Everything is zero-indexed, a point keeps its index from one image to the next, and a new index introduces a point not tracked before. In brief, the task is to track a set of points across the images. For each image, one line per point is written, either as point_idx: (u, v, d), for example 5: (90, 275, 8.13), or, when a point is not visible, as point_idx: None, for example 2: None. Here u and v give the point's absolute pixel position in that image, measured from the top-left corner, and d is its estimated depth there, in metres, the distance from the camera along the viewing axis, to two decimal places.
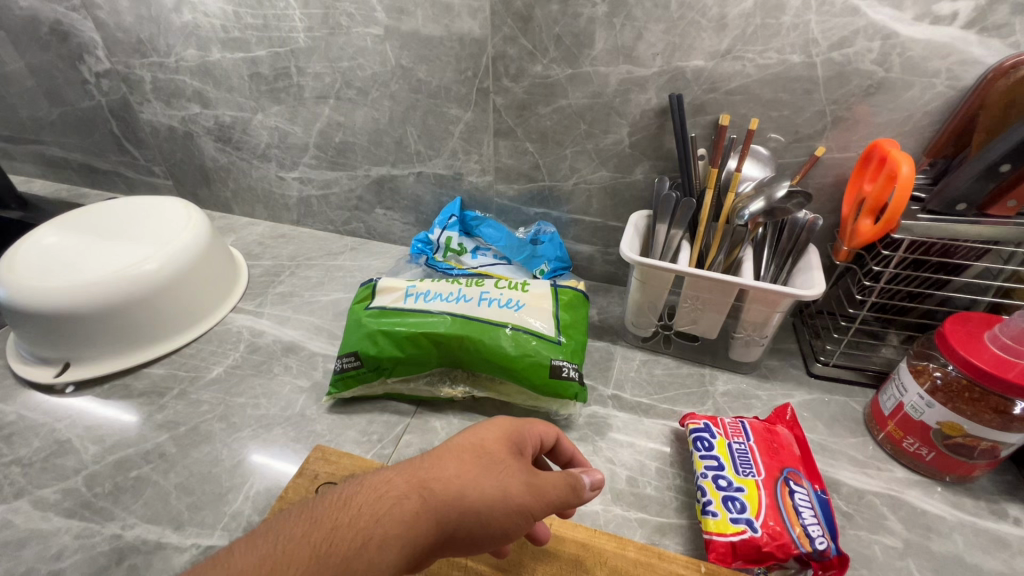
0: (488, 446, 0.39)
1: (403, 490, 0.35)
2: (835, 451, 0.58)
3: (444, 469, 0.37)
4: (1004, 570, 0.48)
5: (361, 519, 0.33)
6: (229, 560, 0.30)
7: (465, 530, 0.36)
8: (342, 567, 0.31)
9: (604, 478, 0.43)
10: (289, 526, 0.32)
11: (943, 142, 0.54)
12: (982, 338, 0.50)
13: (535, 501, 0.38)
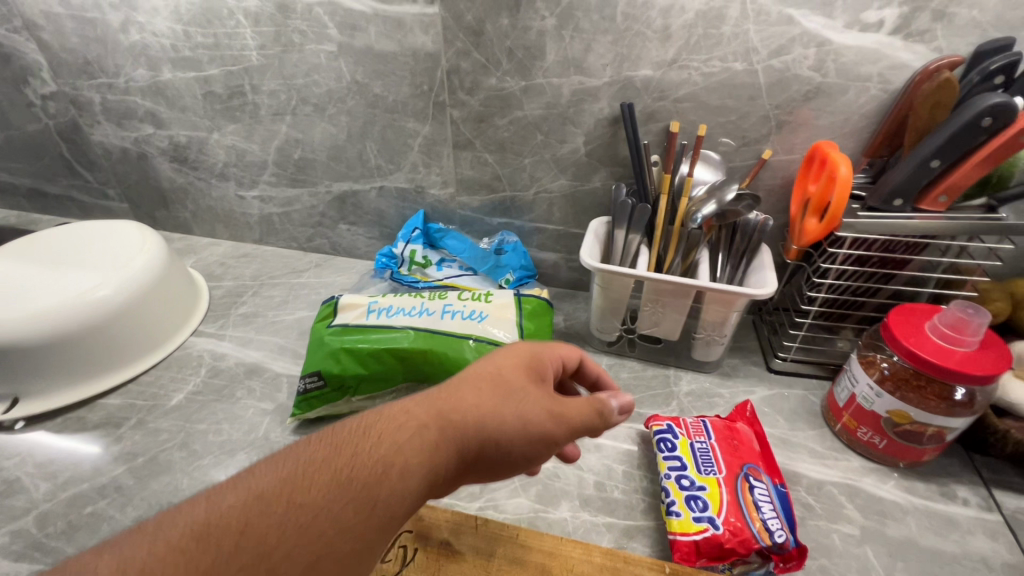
0: (506, 376, 0.41)
1: (423, 420, 0.36)
2: (795, 444, 0.60)
3: (464, 400, 0.38)
4: (954, 550, 0.50)
5: (382, 447, 0.34)
6: (253, 478, 0.31)
7: (487, 453, 0.38)
8: (363, 492, 0.32)
9: (632, 402, 0.44)
10: (309, 449, 0.33)
11: (879, 143, 0.57)
12: (923, 328, 0.53)
13: (555, 429, 0.40)
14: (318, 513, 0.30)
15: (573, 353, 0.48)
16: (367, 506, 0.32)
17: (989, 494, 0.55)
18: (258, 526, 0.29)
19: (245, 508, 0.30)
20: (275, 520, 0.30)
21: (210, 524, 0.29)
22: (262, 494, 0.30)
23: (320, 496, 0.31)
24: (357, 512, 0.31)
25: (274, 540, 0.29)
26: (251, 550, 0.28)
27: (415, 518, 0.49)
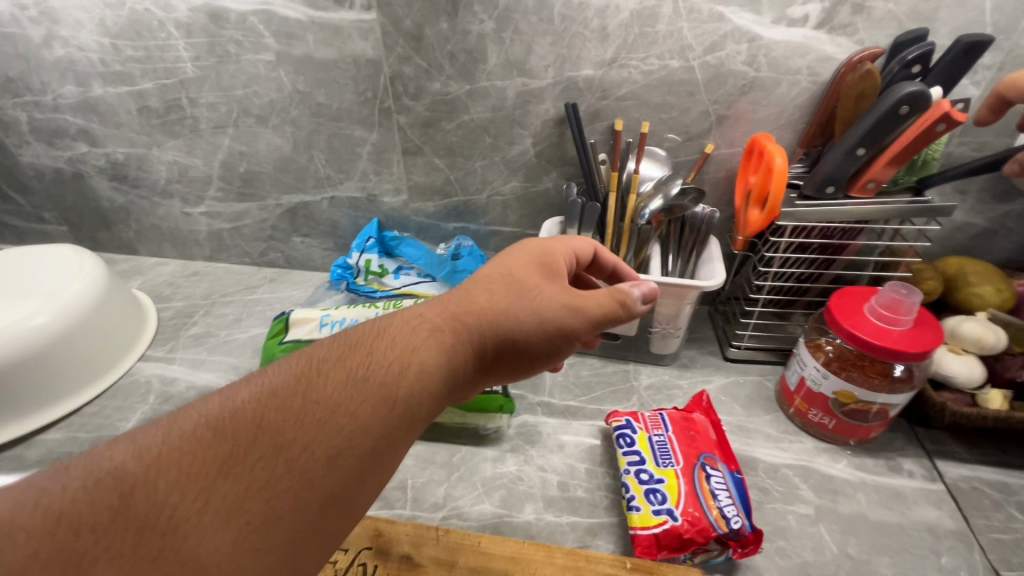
0: (517, 276, 0.43)
1: (437, 323, 0.39)
2: (752, 430, 0.61)
3: (472, 304, 0.40)
4: (902, 521, 0.52)
5: (397, 347, 0.35)
6: (270, 375, 0.32)
7: (499, 350, 0.41)
8: (380, 390, 0.33)
9: (654, 290, 0.44)
10: (324, 351, 0.35)
11: (812, 133, 0.59)
12: (863, 309, 0.55)
13: (571, 321, 0.42)
14: (333, 406, 0.31)
15: (584, 245, 0.50)
16: (387, 397, 0.33)
17: (932, 464, 0.57)
18: (274, 421, 0.29)
19: (260, 402, 0.30)
20: (288, 417, 0.30)
21: (224, 420, 0.29)
22: (275, 393, 0.31)
23: (336, 390, 0.32)
24: (375, 404, 0.32)
25: (290, 435, 0.29)
26: (268, 442, 0.29)
27: (375, 534, 0.48)
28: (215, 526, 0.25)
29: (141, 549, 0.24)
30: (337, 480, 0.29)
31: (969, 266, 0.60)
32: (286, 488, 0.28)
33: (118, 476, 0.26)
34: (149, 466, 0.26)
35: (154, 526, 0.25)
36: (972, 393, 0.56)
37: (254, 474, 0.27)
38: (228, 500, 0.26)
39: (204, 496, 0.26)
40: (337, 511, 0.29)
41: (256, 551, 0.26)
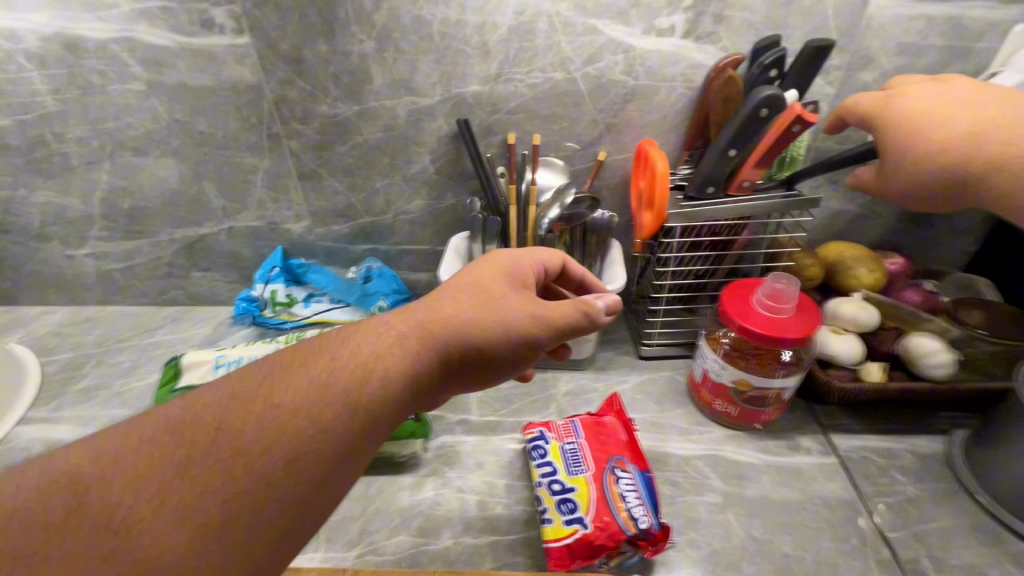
0: (488, 281, 0.41)
1: (406, 328, 0.36)
2: (664, 425, 0.63)
3: (447, 304, 0.38)
4: (800, 498, 0.55)
5: (362, 352, 0.33)
6: (231, 378, 0.31)
7: (474, 353, 0.38)
8: (342, 397, 0.31)
9: (618, 303, 0.44)
10: (287, 356, 0.33)
11: (692, 136, 0.62)
12: (752, 302, 0.57)
13: (543, 325, 0.40)
14: (290, 412, 0.29)
15: (552, 257, 0.50)
16: (349, 403, 0.31)
17: (826, 439, 0.61)
18: (232, 423, 0.28)
19: (219, 406, 0.29)
20: (246, 420, 0.28)
21: (183, 420, 0.28)
22: (236, 394, 0.29)
23: (297, 391, 0.30)
24: (337, 407, 0.30)
25: (245, 438, 0.28)
26: (226, 444, 0.27)
27: None
28: (158, 532, 0.24)
29: (84, 551, 0.23)
30: (292, 488, 0.27)
31: (846, 252, 0.65)
32: (236, 496, 0.26)
33: (76, 477, 0.25)
34: (106, 466, 0.26)
35: (100, 528, 0.24)
36: (855, 369, 0.60)
37: (206, 476, 0.26)
38: (176, 505, 0.25)
39: (157, 499, 0.25)
40: (292, 520, 0.27)
41: (198, 562, 0.24)
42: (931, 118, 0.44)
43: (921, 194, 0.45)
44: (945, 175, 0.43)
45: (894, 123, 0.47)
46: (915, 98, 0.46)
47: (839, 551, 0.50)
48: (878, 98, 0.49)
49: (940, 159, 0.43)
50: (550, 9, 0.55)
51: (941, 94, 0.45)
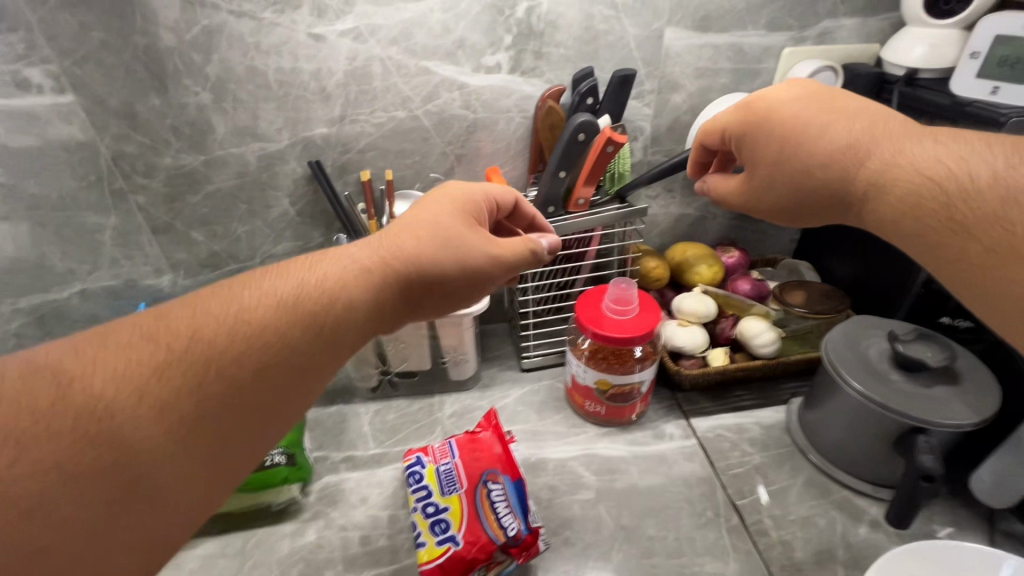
0: (440, 223, 0.42)
1: (367, 261, 0.38)
2: (544, 432, 0.67)
3: (406, 241, 0.40)
4: (663, 481, 0.60)
5: (325, 280, 0.35)
6: (203, 297, 0.32)
7: (426, 285, 0.41)
8: (307, 318, 0.33)
9: (555, 242, 0.49)
10: (255, 280, 0.34)
11: (534, 160, 0.67)
12: (602, 308, 0.62)
13: (490, 265, 0.43)
14: (257, 330, 0.31)
15: (507, 192, 0.51)
16: (312, 323, 0.33)
17: (687, 423, 0.67)
18: (205, 336, 0.30)
19: (188, 320, 0.30)
20: (219, 338, 0.30)
21: (152, 332, 0.29)
22: (203, 309, 0.31)
23: (267, 314, 0.32)
24: (301, 333, 0.32)
25: (215, 354, 0.29)
26: (197, 354, 0.29)
27: None
28: (134, 433, 0.26)
29: (62, 441, 0.25)
30: (257, 400, 0.30)
31: (689, 251, 0.72)
32: (201, 408, 0.28)
33: (52, 371, 0.27)
34: (81, 363, 0.27)
35: (79, 422, 0.25)
36: (702, 355, 0.67)
37: (181, 385, 0.28)
38: (152, 409, 0.27)
39: (136, 396, 0.27)
40: (253, 430, 0.31)
41: (165, 464, 0.27)
42: (803, 132, 0.39)
43: (795, 210, 0.42)
44: (821, 194, 0.39)
45: (763, 134, 0.42)
46: (782, 101, 0.41)
47: (696, 524, 0.56)
48: (743, 103, 0.44)
49: (814, 177, 0.39)
50: (381, 53, 0.58)
51: (810, 102, 0.40)
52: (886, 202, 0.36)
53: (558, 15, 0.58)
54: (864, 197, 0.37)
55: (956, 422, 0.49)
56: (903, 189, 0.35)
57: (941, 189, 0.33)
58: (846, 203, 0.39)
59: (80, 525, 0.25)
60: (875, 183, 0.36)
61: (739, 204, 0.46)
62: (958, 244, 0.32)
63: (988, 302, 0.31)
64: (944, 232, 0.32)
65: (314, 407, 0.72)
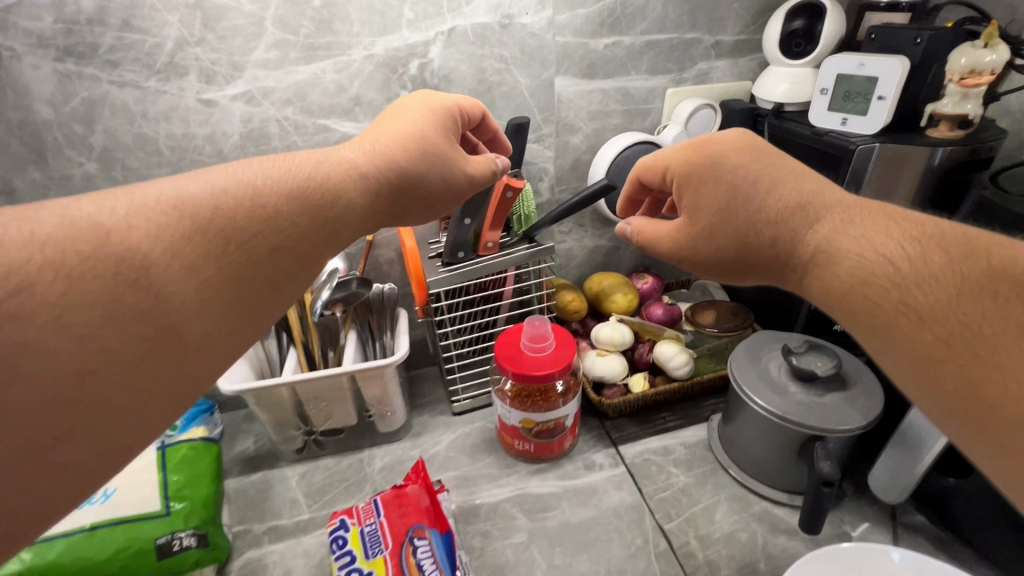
0: (427, 134, 0.43)
1: (363, 167, 0.39)
2: (476, 476, 0.66)
3: (395, 148, 0.41)
4: (593, 514, 0.60)
5: (328, 181, 0.36)
6: (213, 176, 0.32)
7: (408, 196, 0.42)
8: (313, 212, 0.35)
9: (510, 165, 0.52)
10: (263, 169, 0.34)
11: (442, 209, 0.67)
12: (521, 347, 0.63)
13: (470, 186, 0.46)
14: (273, 216, 0.33)
15: (476, 105, 0.51)
16: (319, 217, 0.35)
17: (615, 450, 0.68)
18: (223, 211, 0.30)
19: (209, 193, 0.31)
20: (240, 218, 0.31)
21: (183, 201, 0.30)
22: (222, 189, 0.31)
23: (278, 200, 0.33)
24: (306, 222, 0.34)
25: (234, 230, 0.30)
26: (224, 225, 0.30)
27: None
28: (170, 294, 0.27)
29: (106, 289, 0.25)
30: (274, 278, 0.32)
31: (604, 281, 0.75)
32: (226, 280, 0.29)
33: (92, 223, 0.27)
34: (117, 222, 0.27)
35: (120, 273, 0.26)
36: (624, 382, 0.69)
37: (210, 253, 0.29)
38: (183, 273, 0.28)
39: (170, 251, 0.28)
40: (269, 307, 0.32)
41: (197, 329, 0.28)
42: (748, 185, 0.38)
43: (732, 265, 0.40)
44: (759, 252, 0.38)
45: (708, 180, 0.40)
46: (734, 155, 0.40)
47: (626, 554, 0.56)
48: (692, 147, 0.43)
49: (753, 235, 0.38)
50: (277, 114, 0.58)
51: (762, 163, 0.39)
52: (827, 274, 0.33)
53: (451, 69, 0.60)
54: (807, 264, 0.35)
55: (848, 427, 0.53)
56: (846, 264, 0.32)
57: (883, 269, 0.30)
58: (788, 267, 0.37)
59: (109, 362, 0.25)
60: (818, 252, 0.34)
61: (669, 252, 0.44)
62: (897, 329, 0.28)
63: (930, 402, 0.27)
64: (882, 315, 0.29)
65: (235, 477, 0.69)
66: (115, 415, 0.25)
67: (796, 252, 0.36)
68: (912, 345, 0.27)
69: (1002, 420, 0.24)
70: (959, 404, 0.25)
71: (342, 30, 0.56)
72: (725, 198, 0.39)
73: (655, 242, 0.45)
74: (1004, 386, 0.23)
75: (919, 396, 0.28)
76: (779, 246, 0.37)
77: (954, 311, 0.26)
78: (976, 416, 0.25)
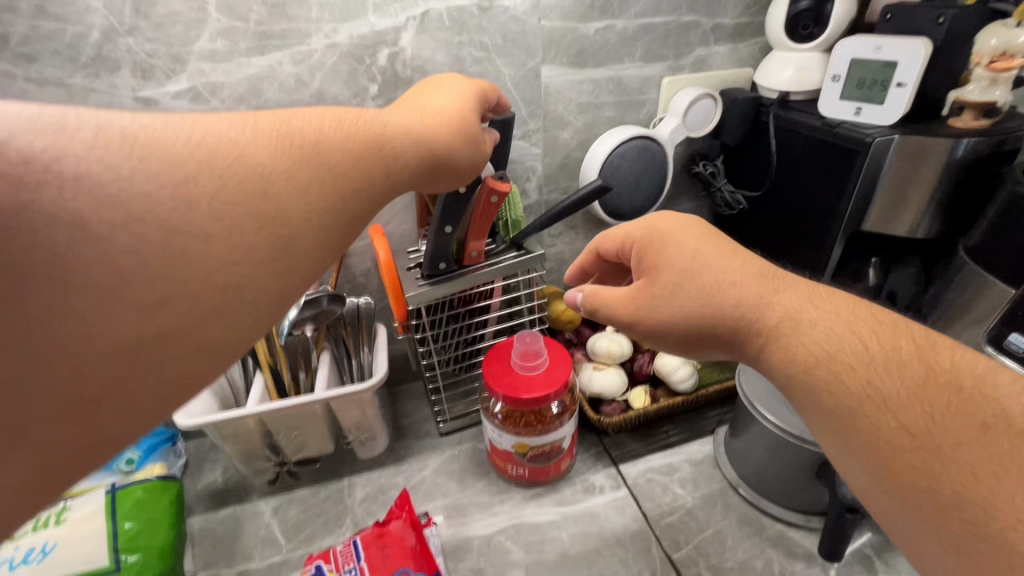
0: (466, 113, 0.41)
1: (423, 129, 0.37)
2: (466, 505, 0.61)
3: (447, 120, 0.39)
4: (596, 545, 0.55)
5: (393, 138, 0.34)
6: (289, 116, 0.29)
7: (445, 173, 0.39)
8: (383, 168, 0.32)
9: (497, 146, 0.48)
10: (334, 115, 0.31)
11: (421, 214, 0.61)
12: (512, 366, 0.58)
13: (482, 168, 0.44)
14: (355, 163, 0.30)
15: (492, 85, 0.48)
16: (386, 175, 0.32)
17: (616, 471, 0.63)
18: (318, 151, 0.28)
19: (293, 134, 0.28)
20: (321, 179, 0.28)
21: (274, 134, 0.27)
22: (305, 130, 0.29)
23: (356, 144, 0.30)
24: (378, 176, 0.31)
25: (328, 190, 0.27)
26: (314, 164, 0.27)
27: None
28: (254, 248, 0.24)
29: (232, 207, 0.24)
30: (357, 219, 0.29)
31: None
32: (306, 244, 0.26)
33: (213, 138, 0.25)
34: (214, 144, 0.25)
35: (241, 183, 0.24)
36: (623, 398, 0.64)
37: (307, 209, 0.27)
38: (289, 214, 0.25)
39: (265, 180, 0.25)
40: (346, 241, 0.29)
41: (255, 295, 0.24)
42: (712, 253, 0.38)
43: (685, 335, 0.38)
44: (714, 319, 0.36)
45: (668, 243, 0.40)
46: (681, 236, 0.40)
47: None
48: (649, 220, 0.43)
49: (713, 298, 0.36)
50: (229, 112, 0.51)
51: (717, 241, 0.39)
52: (787, 348, 0.32)
53: (425, 59, 0.54)
54: (765, 338, 0.34)
55: None
56: (803, 344, 0.32)
57: (852, 352, 0.30)
58: (742, 342, 0.36)
59: (193, 291, 0.22)
60: (777, 327, 0.33)
61: (619, 315, 0.41)
62: (859, 414, 0.28)
63: (879, 489, 0.28)
64: (845, 397, 0.29)
65: (200, 515, 0.62)
66: (183, 354, 0.22)
67: (756, 323, 0.34)
68: (871, 432, 0.28)
69: (959, 512, 0.25)
70: (904, 497, 0.26)
71: (298, 16, 0.49)
72: (686, 270, 0.38)
73: (607, 304, 0.42)
74: (955, 475, 0.25)
75: (868, 484, 0.28)
76: (739, 313, 0.35)
77: (919, 402, 0.27)
78: (928, 506, 0.26)
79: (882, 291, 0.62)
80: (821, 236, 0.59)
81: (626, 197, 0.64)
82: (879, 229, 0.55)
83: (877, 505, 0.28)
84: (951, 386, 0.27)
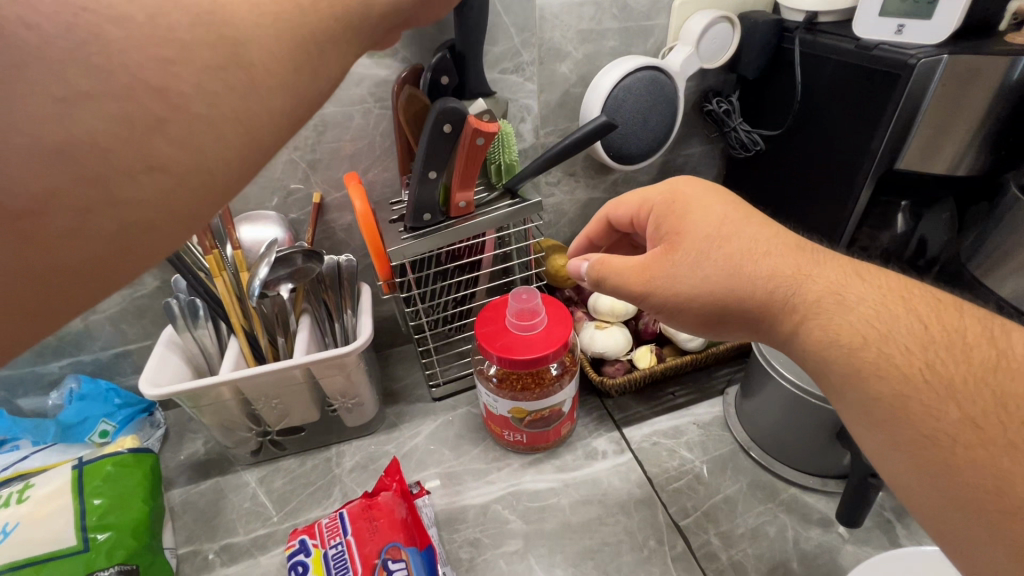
0: None
1: None
2: (461, 473, 0.57)
3: None
4: (598, 513, 0.52)
5: None
6: None
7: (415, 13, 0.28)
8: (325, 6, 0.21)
9: None
10: None
11: (403, 159, 0.55)
12: (507, 326, 0.53)
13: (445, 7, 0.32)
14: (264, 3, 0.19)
15: None
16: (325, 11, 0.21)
17: (620, 435, 0.60)
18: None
19: None
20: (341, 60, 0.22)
21: None
22: None
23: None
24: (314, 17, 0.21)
25: (293, 107, 0.20)
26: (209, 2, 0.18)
27: None
28: (170, 137, 0.17)
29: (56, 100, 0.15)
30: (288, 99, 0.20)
31: None
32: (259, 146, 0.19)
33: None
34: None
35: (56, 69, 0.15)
36: (627, 358, 0.59)
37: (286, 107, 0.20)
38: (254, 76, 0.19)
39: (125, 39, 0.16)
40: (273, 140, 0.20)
41: (159, 221, 0.17)
42: (739, 219, 0.33)
43: (706, 311, 0.33)
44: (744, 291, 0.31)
45: (693, 206, 0.35)
46: (700, 204, 0.35)
47: (638, 559, 0.48)
48: (668, 183, 0.38)
49: (745, 268, 0.31)
50: None
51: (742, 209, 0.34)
52: (830, 326, 0.28)
53: None
54: (805, 315, 0.29)
55: None
56: (845, 327, 0.27)
57: (909, 334, 0.26)
58: (772, 322, 0.31)
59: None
60: (817, 303, 0.29)
61: (631, 287, 0.36)
62: (912, 400, 0.24)
63: (926, 488, 0.23)
64: (896, 383, 0.25)
65: (180, 487, 0.59)
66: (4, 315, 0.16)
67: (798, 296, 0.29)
68: (925, 422, 0.24)
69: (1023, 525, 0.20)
70: (957, 498, 0.22)
71: None
72: (709, 238, 0.33)
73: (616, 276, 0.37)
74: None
75: (908, 481, 0.24)
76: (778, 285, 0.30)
77: (982, 393, 0.23)
78: (987, 510, 0.21)
79: (911, 238, 0.56)
80: (847, 178, 0.54)
81: (631, 139, 0.58)
82: (914, 168, 0.48)
83: (916, 506, 0.24)
84: (1006, 371, 0.24)
